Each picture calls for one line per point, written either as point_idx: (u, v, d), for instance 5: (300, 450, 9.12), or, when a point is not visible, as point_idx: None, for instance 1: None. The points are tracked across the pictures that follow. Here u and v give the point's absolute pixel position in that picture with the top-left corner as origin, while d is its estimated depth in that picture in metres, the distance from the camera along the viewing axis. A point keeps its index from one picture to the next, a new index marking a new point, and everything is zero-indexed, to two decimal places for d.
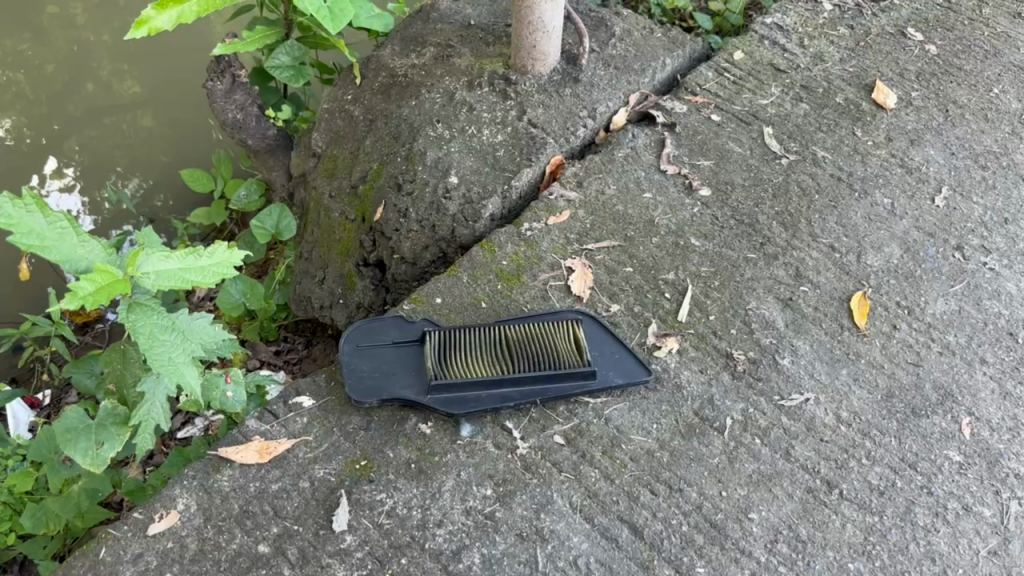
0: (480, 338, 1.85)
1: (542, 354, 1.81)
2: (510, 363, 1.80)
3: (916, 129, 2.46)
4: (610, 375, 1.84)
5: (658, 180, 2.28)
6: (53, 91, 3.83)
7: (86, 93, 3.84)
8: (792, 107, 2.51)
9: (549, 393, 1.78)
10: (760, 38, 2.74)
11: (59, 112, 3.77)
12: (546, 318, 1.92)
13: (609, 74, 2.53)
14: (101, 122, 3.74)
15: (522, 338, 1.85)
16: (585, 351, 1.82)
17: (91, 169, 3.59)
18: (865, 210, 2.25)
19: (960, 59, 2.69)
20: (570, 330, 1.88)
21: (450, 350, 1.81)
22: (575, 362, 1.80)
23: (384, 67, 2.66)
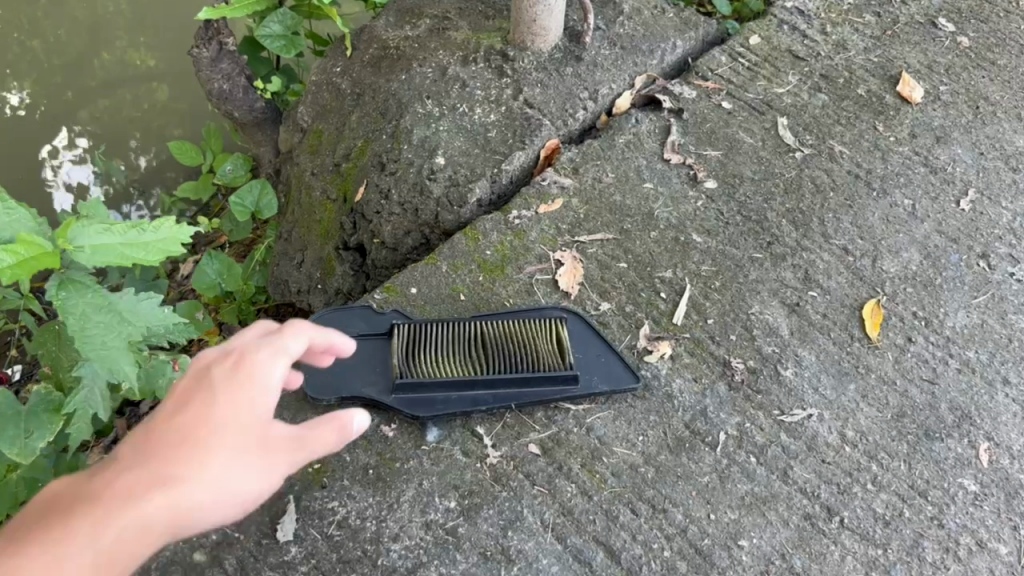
0: (452, 334, 1.69)
1: (520, 356, 1.66)
2: (483, 363, 1.64)
3: (943, 126, 2.28)
4: (594, 380, 1.68)
5: (659, 170, 2.11)
6: (67, 59, 3.70)
7: (100, 65, 3.69)
8: (810, 98, 2.33)
9: (525, 397, 1.62)
10: (779, 23, 2.55)
11: (71, 80, 3.63)
12: (527, 314, 1.76)
13: (614, 54, 2.34)
14: (115, 94, 3.60)
15: (499, 335, 1.69)
16: (568, 354, 1.67)
17: (103, 140, 3.45)
18: (883, 211, 2.07)
19: (993, 53, 2.50)
20: (553, 328, 1.73)
21: (416, 347, 1.65)
22: (555, 366, 1.65)
23: (376, 39, 2.49)
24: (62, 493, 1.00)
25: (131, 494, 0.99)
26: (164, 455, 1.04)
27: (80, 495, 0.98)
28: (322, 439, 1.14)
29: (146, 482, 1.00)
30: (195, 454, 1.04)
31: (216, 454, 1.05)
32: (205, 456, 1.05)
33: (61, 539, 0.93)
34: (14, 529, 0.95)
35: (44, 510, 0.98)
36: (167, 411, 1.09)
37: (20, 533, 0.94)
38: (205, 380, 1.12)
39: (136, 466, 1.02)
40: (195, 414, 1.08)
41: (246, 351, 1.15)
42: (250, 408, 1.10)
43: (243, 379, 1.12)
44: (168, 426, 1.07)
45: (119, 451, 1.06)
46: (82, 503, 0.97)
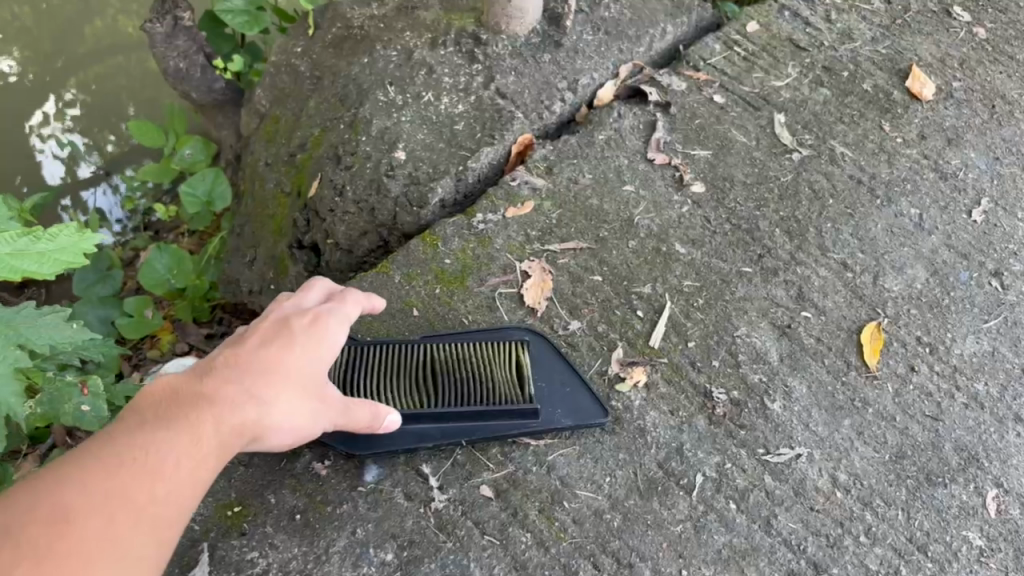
0: (398, 359, 1.50)
1: (474, 386, 1.46)
2: (431, 393, 1.45)
3: (956, 127, 2.08)
4: (557, 413, 1.49)
5: (642, 170, 1.92)
6: (57, 23, 3.40)
7: (91, 29, 3.39)
8: (811, 92, 2.12)
9: (477, 434, 1.44)
10: (780, 8, 2.34)
11: (61, 47, 3.33)
12: (484, 337, 1.57)
13: (598, 40, 2.14)
14: (107, 61, 3.30)
15: (450, 360, 1.50)
16: (527, 383, 1.48)
17: (96, 112, 3.17)
18: (887, 222, 1.88)
19: (1012, 46, 2.29)
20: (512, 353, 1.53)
21: (352, 372, 1.45)
22: (512, 397, 1.46)
23: (340, 17, 2.28)
24: (176, 388, 1.06)
25: (239, 405, 1.06)
26: (265, 372, 1.12)
27: (198, 394, 1.05)
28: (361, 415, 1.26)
29: (251, 393, 1.09)
30: (288, 380, 1.14)
31: (302, 384, 1.15)
32: (297, 385, 1.15)
33: (192, 430, 1.01)
34: (142, 411, 1.01)
35: (162, 399, 1.03)
36: (256, 338, 1.18)
37: (155, 417, 1.00)
38: (291, 322, 1.21)
39: (242, 376, 1.10)
40: (286, 345, 1.17)
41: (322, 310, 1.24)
42: (330, 352, 1.21)
43: (325, 332, 1.22)
44: (262, 350, 1.15)
45: (210, 362, 1.12)
46: (202, 400, 1.04)
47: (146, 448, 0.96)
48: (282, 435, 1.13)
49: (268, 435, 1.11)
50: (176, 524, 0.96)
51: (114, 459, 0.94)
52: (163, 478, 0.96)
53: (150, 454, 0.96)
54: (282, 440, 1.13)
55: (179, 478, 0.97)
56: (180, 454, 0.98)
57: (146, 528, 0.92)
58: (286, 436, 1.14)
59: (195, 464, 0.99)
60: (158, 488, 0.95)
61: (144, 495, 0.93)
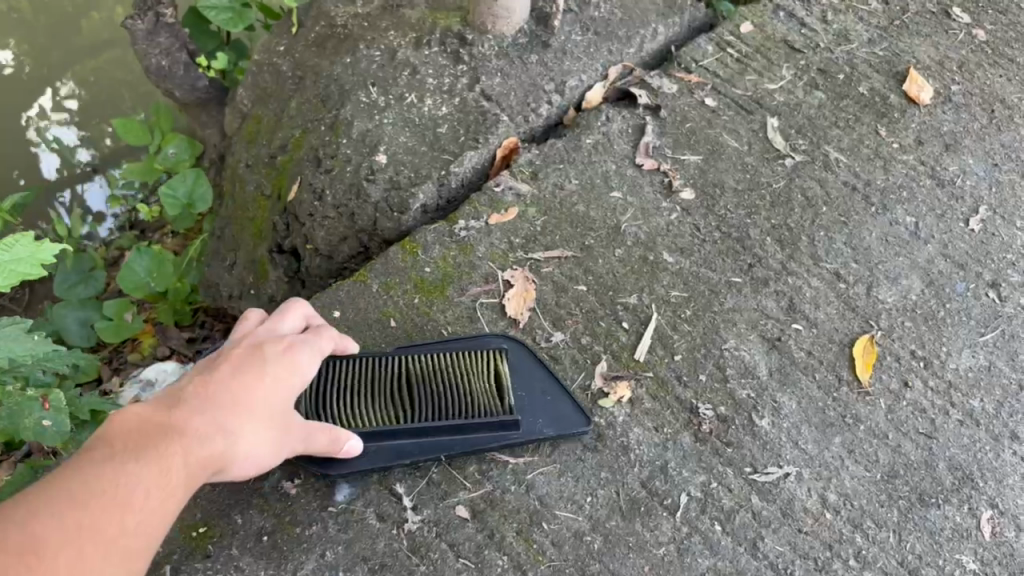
0: (370, 371, 1.44)
1: (451, 398, 1.41)
2: (405, 407, 1.40)
3: (954, 132, 2.03)
4: (538, 423, 1.44)
5: (630, 176, 1.86)
6: (53, 13, 3.29)
7: (88, 22, 3.27)
8: (805, 96, 2.07)
9: (456, 449, 1.39)
10: (775, 9, 2.28)
11: (57, 40, 3.23)
12: (461, 344, 1.51)
13: (587, 41, 2.08)
14: (103, 55, 3.21)
15: (425, 370, 1.44)
16: (506, 395, 1.42)
17: (92, 107, 3.09)
18: (882, 230, 1.83)
19: (1012, 49, 2.24)
20: (490, 361, 1.48)
21: (323, 387, 1.39)
22: (491, 409, 1.40)
23: (324, 15, 2.23)
24: (145, 416, 1.03)
25: (206, 437, 1.05)
26: (235, 403, 1.10)
27: (167, 424, 1.04)
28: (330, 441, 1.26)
29: (222, 425, 1.07)
30: (259, 411, 1.12)
31: (273, 416, 1.14)
32: (265, 417, 1.13)
33: (162, 461, 0.99)
34: (110, 440, 0.98)
35: (133, 427, 1.01)
36: (228, 365, 1.16)
37: (125, 445, 0.98)
38: (265, 351, 1.20)
39: (212, 408, 1.08)
40: (260, 374, 1.15)
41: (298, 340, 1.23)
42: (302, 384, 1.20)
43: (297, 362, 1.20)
44: (234, 378, 1.13)
45: (178, 390, 1.10)
46: (172, 431, 1.03)
47: (115, 480, 0.94)
48: (247, 466, 1.12)
49: (233, 466, 1.10)
50: (142, 556, 0.95)
51: (83, 491, 0.91)
52: (134, 509, 0.94)
53: (120, 486, 0.94)
54: (247, 470, 1.12)
55: (148, 509, 0.96)
56: (150, 486, 0.97)
57: (115, 559, 0.91)
58: (250, 467, 1.13)
59: (164, 496, 0.98)
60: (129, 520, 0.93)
61: (113, 527, 0.92)
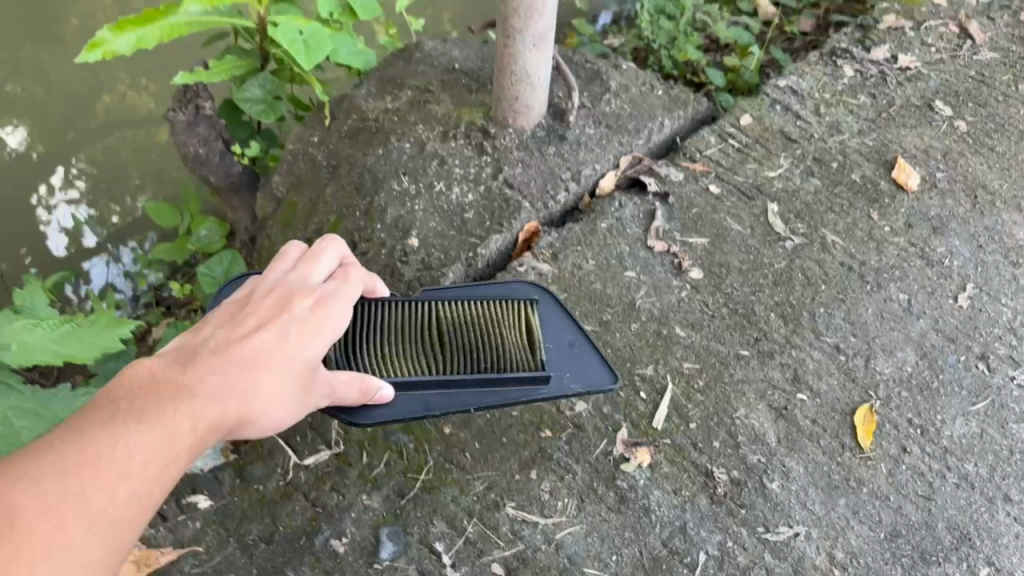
0: (406, 328, 1.54)
1: (484, 354, 1.51)
2: (441, 361, 1.50)
3: (940, 216, 2.19)
4: (566, 379, 1.53)
5: (643, 258, 2.02)
6: (63, 97, 3.34)
7: (102, 105, 3.33)
8: (802, 183, 2.24)
9: (487, 399, 1.46)
10: (771, 102, 2.47)
11: (68, 122, 3.30)
12: (493, 305, 1.63)
13: (599, 133, 2.26)
14: (112, 136, 3.28)
15: (459, 330, 1.56)
16: (536, 351, 1.53)
17: (103, 186, 3.19)
18: (877, 306, 1.97)
19: (992, 139, 2.42)
20: (521, 323, 1.59)
21: (363, 335, 1.47)
22: (522, 364, 1.50)
23: (356, 109, 2.41)
24: (154, 377, 1.10)
25: (214, 398, 1.10)
26: (247, 364, 1.16)
27: (177, 386, 1.10)
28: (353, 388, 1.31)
29: (233, 386, 1.13)
30: (276, 372, 1.18)
31: (292, 378, 1.20)
32: (280, 376, 1.19)
33: (164, 423, 1.04)
34: (116, 403, 1.05)
35: (141, 391, 1.08)
36: (249, 319, 1.22)
37: (131, 408, 1.04)
38: (290, 305, 1.26)
39: (224, 369, 1.14)
40: (282, 334, 1.22)
41: (326, 294, 1.31)
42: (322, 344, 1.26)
43: (314, 321, 1.26)
44: (251, 339, 1.19)
45: (195, 352, 1.17)
46: (182, 392, 1.09)
47: (112, 444, 0.99)
48: (261, 423, 1.16)
49: (248, 424, 1.15)
50: (143, 513, 1.00)
51: (79, 452, 0.97)
52: (128, 472, 0.98)
53: (118, 448, 0.99)
54: (262, 427, 1.17)
55: (150, 472, 1.01)
56: (153, 449, 1.02)
57: (108, 527, 0.95)
58: (267, 424, 1.18)
59: (163, 458, 1.02)
60: (131, 481, 0.99)
61: (106, 489, 0.96)
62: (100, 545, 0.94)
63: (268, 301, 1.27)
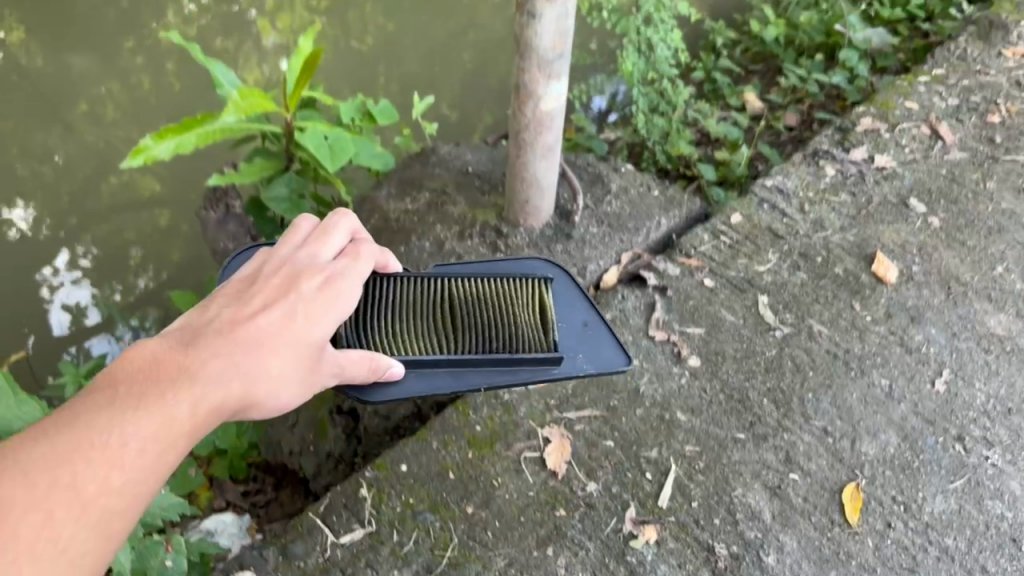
0: (424, 312, 1.74)
1: (497, 336, 1.71)
2: (455, 341, 1.70)
3: (917, 306, 2.38)
4: (576, 363, 1.75)
5: (645, 347, 2.20)
6: (80, 184, 3.72)
7: (107, 190, 3.69)
8: (789, 276, 2.44)
9: (496, 379, 1.66)
10: (759, 201, 2.69)
11: (77, 206, 3.62)
12: (509, 289, 1.84)
13: (602, 232, 2.47)
14: (115, 219, 3.57)
15: (474, 313, 1.76)
16: (549, 333, 1.74)
17: (102, 263, 3.45)
18: (861, 392, 2.14)
19: (963, 234, 2.63)
20: (534, 306, 1.80)
21: (385, 316, 1.67)
22: (534, 347, 1.71)
23: (378, 210, 2.62)
24: (157, 359, 1.19)
25: (217, 380, 1.20)
26: (249, 346, 1.26)
27: (176, 369, 1.18)
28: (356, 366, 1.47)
29: (233, 368, 1.23)
30: (274, 355, 1.28)
31: (292, 358, 1.31)
32: (281, 358, 1.30)
33: (162, 407, 1.12)
34: (116, 384, 1.13)
35: (143, 373, 1.16)
36: (255, 300, 1.33)
37: (127, 396, 1.11)
38: (294, 286, 1.37)
39: (226, 351, 1.24)
40: (283, 317, 1.32)
41: (335, 273, 1.44)
42: (323, 325, 1.37)
43: (318, 305, 1.38)
44: (254, 323, 1.29)
45: (199, 332, 1.26)
46: (182, 376, 1.17)
47: (110, 429, 1.06)
48: (263, 401, 1.27)
49: (250, 404, 1.26)
50: (137, 496, 1.07)
51: (76, 439, 1.04)
52: (125, 456, 1.06)
53: (116, 434, 1.06)
54: (264, 405, 1.28)
55: (145, 460, 1.08)
56: (148, 436, 1.09)
57: (97, 516, 1.02)
58: (270, 402, 1.28)
59: (161, 443, 1.10)
60: (125, 473, 1.06)
61: (100, 475, 1.03)
62: (91, 533, 1.02)
63: (271, 282, 1.37)
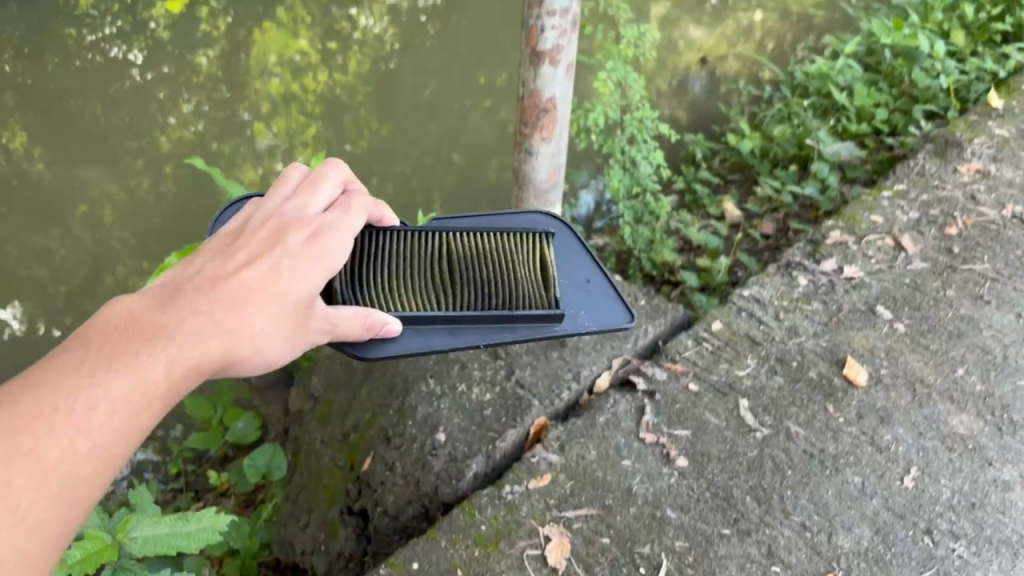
0: (424, 271, 1.95)
1: (494, 295, 1.92)
2: (455, 297, 1.91)
3: (886, 407, 2.58)
4: (573, 322, 1.97)
5: (636, 448, 2.38)
6: (74, 284, 4.19)
7: (103, 287, 4.17)
8: (767, 380, 2.64)
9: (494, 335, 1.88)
10: (737, 309, 2.91)
11: (72, 304, 4.10)
12: (509, 245, 2.04)
13: (594, 338, 2.68)
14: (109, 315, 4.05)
15: (472, 269, 1.96)
16: (547, 290, 1.96)
17: None
18: (836, 488, 2.32)
19: (926, 338, 2.85)
20: (533, 262, 2.01)
21: (388, 272, 1.88)
22: (530, 305, 1.91)
23: None
24: (138, 318, 1.40)
25: (196, 339, 1.41)
26: (227, 306, 1.48)
27: (154, 329, 1.39)
28: (348, 326, 1.68)
29: (210, 327, 1.44)
30: (251, 310, 1.50)
31: (272, 314, 1.52)
32: (259, 314, 1.51)
33: (134, 368, 1.32)
34: (94, 346, 1.33)
35: (122, 333, 1.37)
36: (240, 259, 1.56)
37: (103, 355, 1.32)
38: (279, 242, 1.61)
39: (205, 312, 1.45)
40: (265, 276, 1.54)
41: (320, 228, 1.67)
42: (301, 281, 1.58)
43: (302, 263, 1.60)
44: (236, 284, 1.51)
45: (186, 289, 1.48)
46: (159, 335, 1.38)
47: (83, 391, 1.27)
48: (245, 355, 1.48)
49: (233, 361, 1.47)
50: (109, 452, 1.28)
51: (49, 400, 1.24)
52: (95, 414, 1.26)
53: (89, 394, 1.27)
54: (247, 356, 1.49)
55: (116, 420, 1.28)
56: (118, 399, 1.29)
57: (62, 477, 1.22)
58: (251, 356, 1.49)
59: (129, 402, 1.30)
60: (91, 437, 1.25)
61: (67, 433, 1.24)
62: (58, 493, 1.21)
63: (257, 239, 1.61)
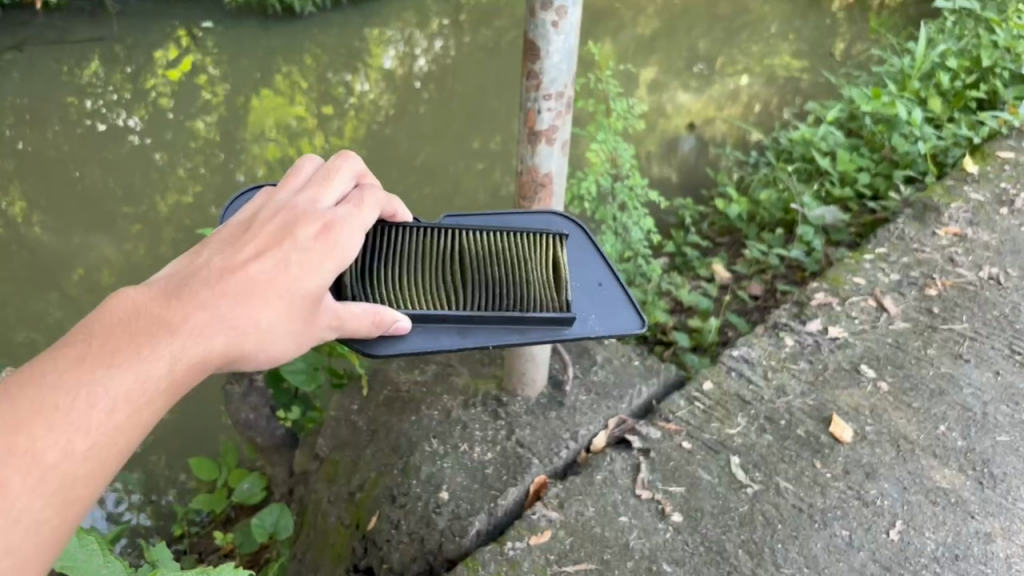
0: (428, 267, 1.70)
1: (506, 295, 1.67)
2: (464, 296, 1.66)
3: (871, 462, 2.69)
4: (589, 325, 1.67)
5: (633, 504, 2.47)
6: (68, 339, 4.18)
7: None
8: (757, 438, 2.74)
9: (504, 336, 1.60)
10: (727, 369, 3.03)
11: None
12: (522, 243, 1.81)
13: (590, 398, 2.79)
14: None
15: (483, 268, 1.73)
16: (562, 291, 1.70)
17: None
18: (824, 541, 2.42)
19: (909, 396, 2.97)
20: (548, 262, 1.77)
21: (391, 266, 1.65)
22: (546, 307, 1.65)
23: (391, 381, 2.93)
24: (139, 308, 1.19)
25: (202, 335, 1.21)
26: (235, 297, 1.27)
27: (157, 322, 1.19)
28: (357, 321, 1.44)
29: (219, 318, 1.24)
30: (263, 303, 1.29)
31: (283, 309, 1.32)
32: (272, 308, 1.30)
33: (136, 361, 1.14)
34: (94, 337, 1.14)
35: (123, 322, 1.17)
36: (250, 247, 1.34)
37: (105, 349, 1.13)
38: (289, 235, 1.38)
39: (211, 303, 1.24)
40: (273, 266, 1.33)
41: (334, 219, 1.44)
42: (313, 276, 1.36)
43: (315, 253, 1.38)
44: (246, 272, 1.30)
45: (192, 277, 1.28)
46: (162, 328, 1.18)
47: (80, 387, 1.09)
48: (254, 353, 1.29)
49: (239, 356, 1.27)
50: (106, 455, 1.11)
51: (43, 395, 1.07)
52: (92, 413, 1.09)
53: (88, 392, 1.10)
54: (257, 355, 1.30)
55: (115, 419, 1.11)
56: (121, 396, 1.12)
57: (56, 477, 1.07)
58: (260, 354, 1.30)
59: (130, 402, 1.13)
60: (89, 437, 1.09)
61: (62, 433, 1.07)
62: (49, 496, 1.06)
63: (266, 232, 1.38)
